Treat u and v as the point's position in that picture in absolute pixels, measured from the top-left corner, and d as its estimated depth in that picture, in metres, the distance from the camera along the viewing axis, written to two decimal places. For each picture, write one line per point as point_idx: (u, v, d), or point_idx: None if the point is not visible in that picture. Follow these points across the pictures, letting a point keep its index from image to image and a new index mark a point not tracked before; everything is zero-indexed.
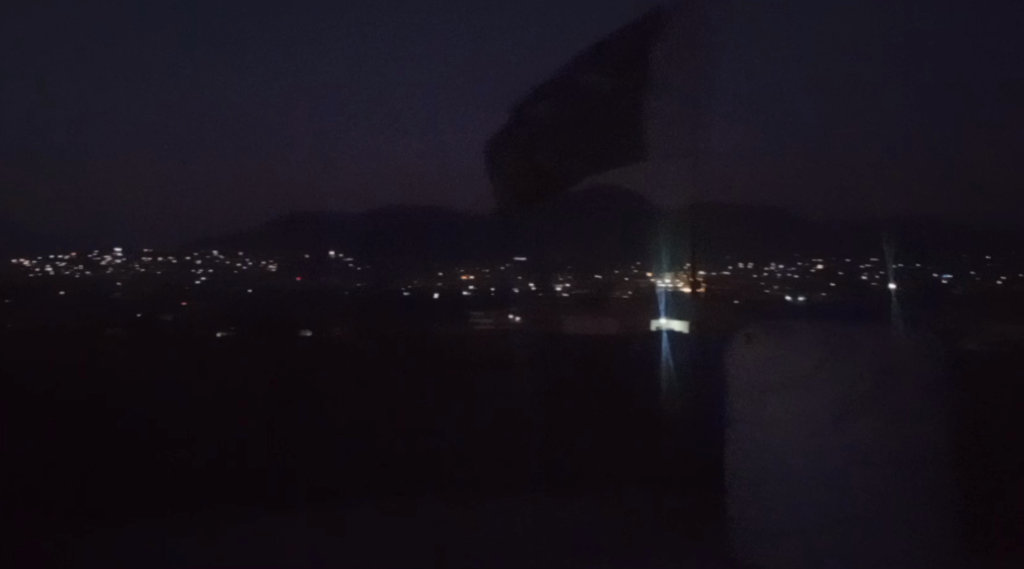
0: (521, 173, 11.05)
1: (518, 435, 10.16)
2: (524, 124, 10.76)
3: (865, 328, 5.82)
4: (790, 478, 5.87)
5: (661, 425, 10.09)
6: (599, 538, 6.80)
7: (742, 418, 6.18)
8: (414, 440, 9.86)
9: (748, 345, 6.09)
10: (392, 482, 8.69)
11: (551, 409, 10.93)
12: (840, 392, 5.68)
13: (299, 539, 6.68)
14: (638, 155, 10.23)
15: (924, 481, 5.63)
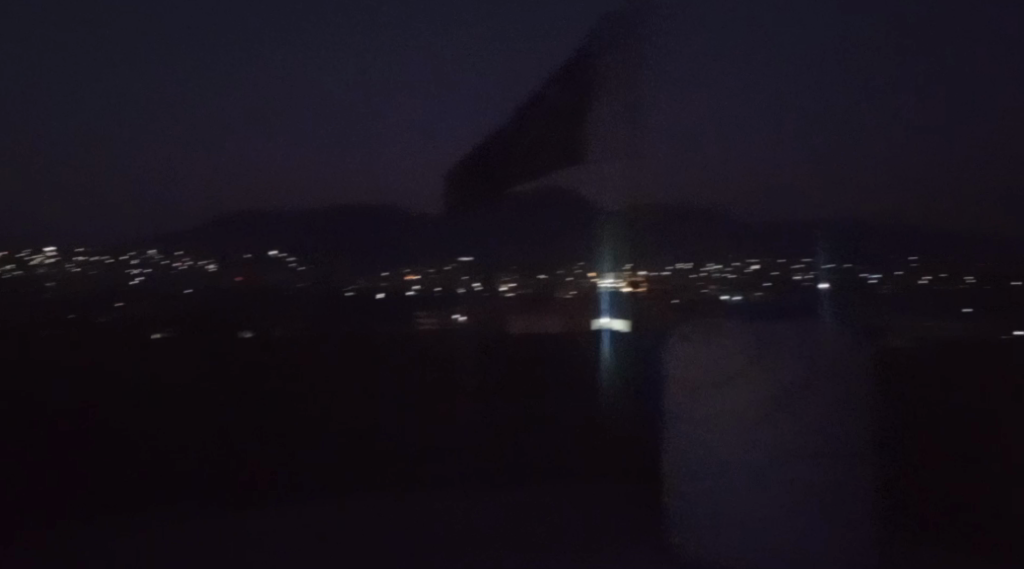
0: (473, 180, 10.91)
1: (468, 430, 10.36)
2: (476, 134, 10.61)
3: (794, 326, 6.08)
4: (722, 467, 6.12)
5: (612, 421, 10.23)
6: (547, 536, 6.94)
7: (681, 415, 6.40)
8: (367, 435, 9.96)
9: (685, 344, 6.29)
10: (347, 473, 8.78)
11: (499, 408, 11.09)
12: (769, 386, 5.96)
13: (255, 539, 6.68)
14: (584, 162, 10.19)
15: (844, 472, 5.94)
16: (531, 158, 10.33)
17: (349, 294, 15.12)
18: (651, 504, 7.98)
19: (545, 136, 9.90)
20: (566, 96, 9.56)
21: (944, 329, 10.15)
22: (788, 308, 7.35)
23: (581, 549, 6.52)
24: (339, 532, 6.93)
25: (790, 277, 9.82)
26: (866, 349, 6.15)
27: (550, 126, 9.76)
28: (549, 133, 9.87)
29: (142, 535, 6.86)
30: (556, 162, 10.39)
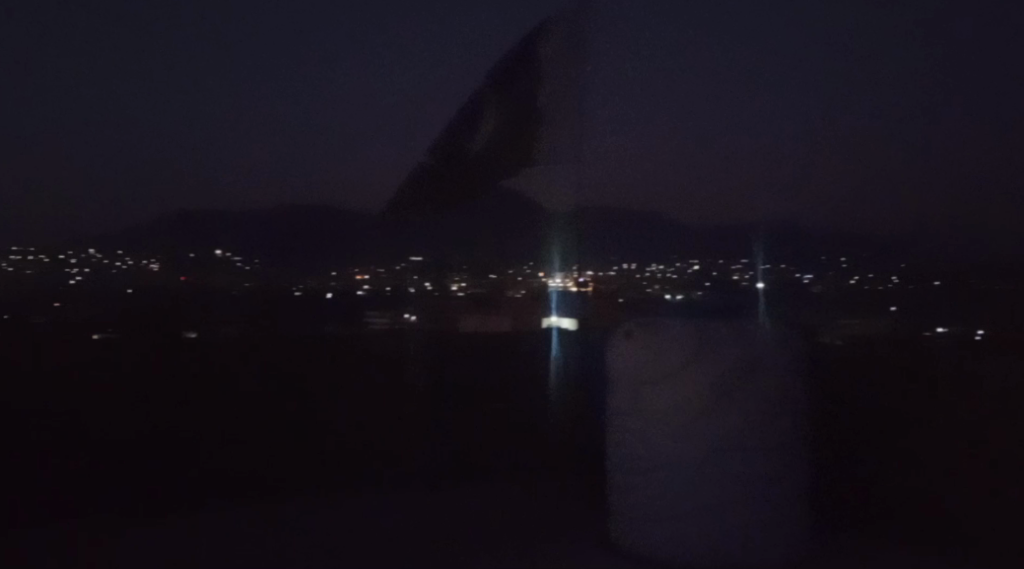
0: (424, 181, 11.02)
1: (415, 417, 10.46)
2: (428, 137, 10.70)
3: (730, 325, 6.36)
4: (663, 459, 6.43)
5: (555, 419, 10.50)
6: (492, 536, 7.17)
7: (624, 410, 6.69)
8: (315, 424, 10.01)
9: (627, 340, 6.60)
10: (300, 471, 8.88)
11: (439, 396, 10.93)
12: (707, 382, 6.26)
13: (215, 542, 6.79)
14: (534, 167, 10.36)
15: (776, 466, 6.32)
16: (480, 162, 10.45)
17: (297, 292, 14.42)
18: (595, 504, 8.23)
19: (492, 136, 10.07)
20: (514, 87, 9.56)
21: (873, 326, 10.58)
22: (726, 306, 7.65)
23: (528, 549, 6.75)
24: (300, 533, 7.09)
25: (729, 276, 10.00)
26: (796, 352, 6.47)
27: (501, 126, 9.94)
28: (497, 134, 10.05)
29: (101, 537, 6.93)
30: (506, 167, 10.55)
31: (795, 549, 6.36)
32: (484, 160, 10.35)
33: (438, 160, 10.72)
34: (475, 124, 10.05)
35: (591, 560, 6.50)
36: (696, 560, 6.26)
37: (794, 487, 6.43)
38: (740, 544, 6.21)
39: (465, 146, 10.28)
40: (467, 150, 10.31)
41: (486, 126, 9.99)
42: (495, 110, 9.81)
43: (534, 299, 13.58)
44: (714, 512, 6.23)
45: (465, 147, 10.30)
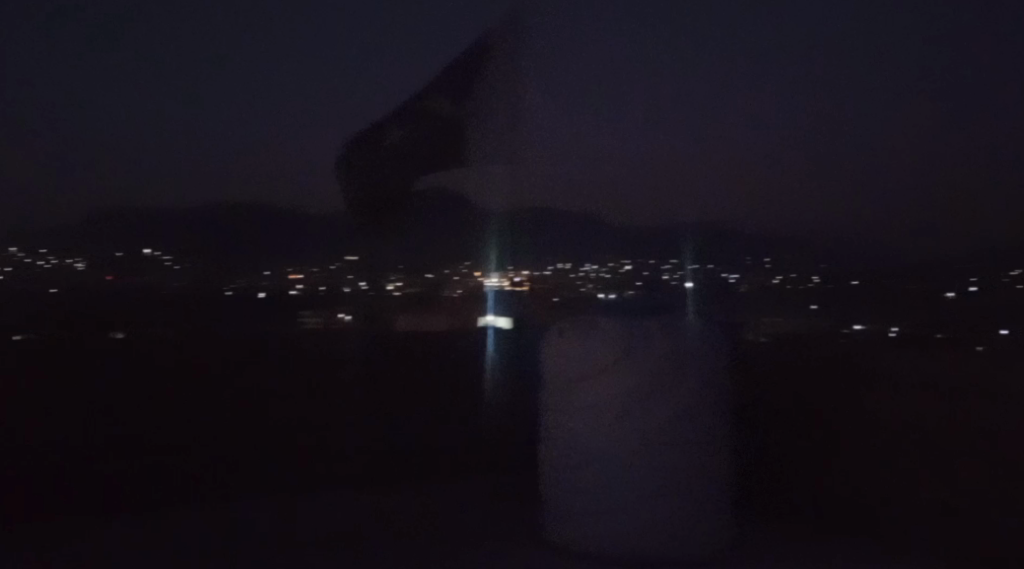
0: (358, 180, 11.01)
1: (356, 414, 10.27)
2: (365, 134, 10.64)
3: (653, 323, 6.55)
4: (591, 455, 6.59)
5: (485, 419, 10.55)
6: (424, 534, 7.25)
7: (557, 408, 6.85)
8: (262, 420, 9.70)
9: (560, 338, 6.76)
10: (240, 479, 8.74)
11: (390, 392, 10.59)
12: (635, 378, 6.44)
13: (141, 546, 6.72)
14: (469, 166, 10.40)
15: (697, 461, 6.51)
16: (414, 160, 10.47)
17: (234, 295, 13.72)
18: (525, 503, 8.32)
19: (423, 136, 10.19)
20: (452, 87, 9.83)
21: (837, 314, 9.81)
22: (654, 305, 7.79)
23: (461, 547, 6.84)
24: (230, 536, 7.07)
25: (660, 276, 10.11)
26: (718, 351, 6.67)
27: (431, 126, 10.05)
28: (428, 134, 10.14)
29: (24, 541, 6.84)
30: (440, 165, 10.58)
31: (714, 545, 6.54)
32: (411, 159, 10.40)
33: (372, 159, 10.79)
34: (412, 122, 10.11)
35: (521, 557, 6.62)
36: (619, 556, 6.43)
37: (716, 484, 6.63)
38: (659, 542, 6.38)
39: (394, 146, 10.34)
40: (395, 150, 10.37)
41: (420, 124, 10.12)
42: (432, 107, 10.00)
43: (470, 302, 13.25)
44: (639, 508, 6.41)
45: (396, 146, 10.36)
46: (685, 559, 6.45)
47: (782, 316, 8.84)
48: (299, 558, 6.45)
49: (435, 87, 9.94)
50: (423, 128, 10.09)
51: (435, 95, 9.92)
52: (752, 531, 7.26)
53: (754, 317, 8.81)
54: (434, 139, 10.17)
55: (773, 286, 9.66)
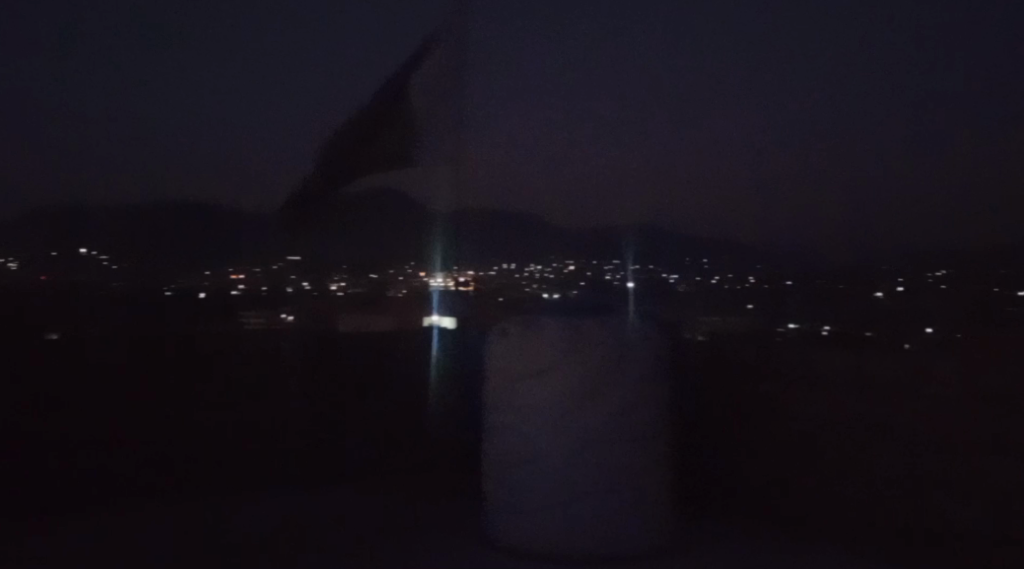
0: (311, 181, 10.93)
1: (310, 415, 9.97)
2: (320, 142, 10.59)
3: (598, 323, 6.68)
4: (533, 454, 6.67)
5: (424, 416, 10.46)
6: (367, 535, 7.28)
7: (500, 407, 6.92)
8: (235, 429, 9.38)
9: (504, 338, 6.84)
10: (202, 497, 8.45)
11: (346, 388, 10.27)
12: (575, 377, 6.52)
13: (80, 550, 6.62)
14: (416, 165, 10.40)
15: (635, 459, 6.66)
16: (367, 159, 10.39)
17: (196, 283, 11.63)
18: (467, 502, 8.39)
19: (389, 142, 10.13)
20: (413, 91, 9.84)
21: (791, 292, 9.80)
22: (596, 304, 7.93)
23: (404, 547, 6.87)
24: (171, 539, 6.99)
25: (602, 276, 10.24)
26: (659, 351, 6.83)
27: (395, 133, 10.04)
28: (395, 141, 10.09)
29: None
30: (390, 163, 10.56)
31: (649, 541, 6.68)
32: (380, 162, 10.29)
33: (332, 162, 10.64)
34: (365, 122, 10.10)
35: (463, 555, 6.68)
36: (560, 553, 6.54)
37: (653, 481, 6.78)
38: (598, 538, 6.51)
39: (366, 151, 10.25)
40: (365, 155, 10.28)
41: (382, 130, 10.07)
42: (381, 107, 9.97)
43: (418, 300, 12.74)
44: (578, 506, 6.52)
45: (367, 152, 10.26)
46: (623, 555, 6.58)
47: (719, 314, 8.97)
48: (240, 559, 6.44)
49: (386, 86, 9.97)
50: (372, 128, 10.09)
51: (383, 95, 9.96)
52: (687, 526, 7.42)
53: (692, 315, 8.99)
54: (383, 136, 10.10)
55: (710, 285, 9.86)
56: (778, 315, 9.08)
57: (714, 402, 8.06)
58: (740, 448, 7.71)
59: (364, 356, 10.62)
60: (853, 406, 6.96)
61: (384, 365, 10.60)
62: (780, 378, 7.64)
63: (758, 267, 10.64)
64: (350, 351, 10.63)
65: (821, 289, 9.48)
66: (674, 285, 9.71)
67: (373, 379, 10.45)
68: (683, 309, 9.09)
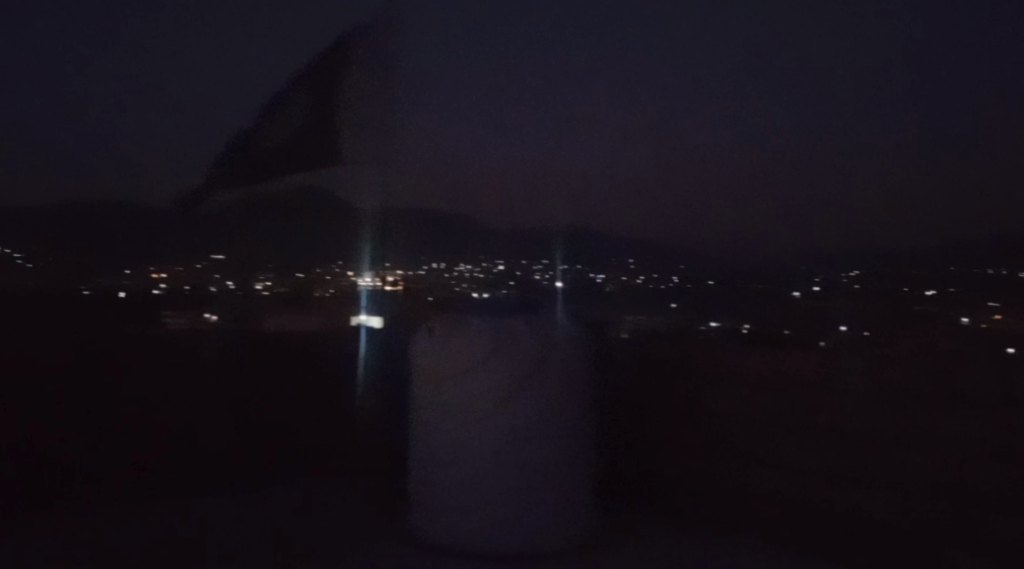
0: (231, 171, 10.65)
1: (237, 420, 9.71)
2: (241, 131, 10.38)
3: (521, 323, 6.74)
4: (456, 455, 6.68)
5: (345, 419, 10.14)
6: (290, 536, 7.20)
7: (424, 407, 6.91)
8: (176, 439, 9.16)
9: (430, 337, 6.83)
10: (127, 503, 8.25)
11: (272, 390, 10.03)
12: (499, 377, 6.54)
13: None
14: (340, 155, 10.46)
15: (556, 458, 6.71)
16: (293, 152, 10.22)
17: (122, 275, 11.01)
18: (392, 502, 8.34)
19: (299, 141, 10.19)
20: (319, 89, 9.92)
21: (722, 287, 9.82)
22: (522, 302, 7.98)
23: (330, 548, 6.82)
24: (86, 543, 6.82)
25: (531, 276, 10.27)
26: (583, 352, 6.91)
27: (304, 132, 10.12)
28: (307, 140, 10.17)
29: None
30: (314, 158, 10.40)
31: (571, 539, 6.75)
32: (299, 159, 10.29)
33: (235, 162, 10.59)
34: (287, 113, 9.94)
35: (386, 555, 6.66)
36: (481, 551, 6.57)
37: (573, 478, 6.85)
38: (520, 536, 6.56)
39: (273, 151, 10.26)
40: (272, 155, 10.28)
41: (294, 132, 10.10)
42: (304, 97, 9.94)
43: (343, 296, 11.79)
44: (500, 505, 6.55)
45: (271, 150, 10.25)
46: (544, 552, 6.63)
47: (644, 313, 9.05)
48: (158, 562, 6.33)
49: (310, 77, 9.98)
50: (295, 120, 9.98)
51: (307, 86, 9.95)
52: (609, 522, 7.51)
53: (618, 313, 9.10)
54: (309, 126, 10.08)
55: (636, 285, 9.99)
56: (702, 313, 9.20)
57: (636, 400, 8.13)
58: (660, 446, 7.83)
59: (291, 355, 10.31)
60: (766, 403, 7.12)
61: (311, 365, 10.31)
62: (692, 373, 7.77)
63: (684, 267, 10.81)
64: (278, 352, 10.26)
65: (746, 288, 9.62)
66: (601, 284, 9.76)
67: (298, 379, 10.17)
68: (609, 308, 9.19)
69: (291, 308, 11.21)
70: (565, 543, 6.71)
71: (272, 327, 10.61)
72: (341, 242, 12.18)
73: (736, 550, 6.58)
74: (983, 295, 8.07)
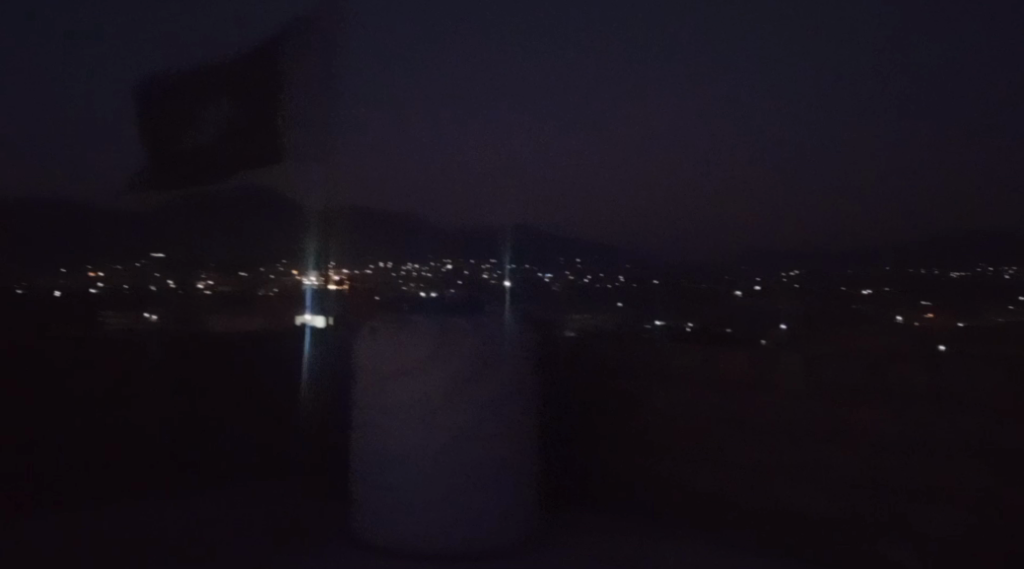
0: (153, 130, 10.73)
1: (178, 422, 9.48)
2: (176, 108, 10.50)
3: (464, 323, 6.71)
4: (397, 455, 6.64)
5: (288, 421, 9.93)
6: (229, 537, 7.10)
7: (365, 407, 6.86)
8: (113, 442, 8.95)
9: (372, 337, 6.77)
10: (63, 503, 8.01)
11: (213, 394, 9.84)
12: (442, 378, 6.51)
13: None
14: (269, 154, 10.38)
15: (498, 458, 6.67)
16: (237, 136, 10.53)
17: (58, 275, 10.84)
18: (334, 504, 8.22)
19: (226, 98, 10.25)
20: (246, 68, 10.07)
21: (668, 287, 9.86)
22: (467, 301, 7.94)
23: (268, 549, 6.74)
24: (16, 548, 6.64)
25: (479, 276, 10.21)
26: (527, 353, 6.90)
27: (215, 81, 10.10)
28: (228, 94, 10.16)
29: None
30: (250, 147, 10.55)
31: (512, 538, 6.73)
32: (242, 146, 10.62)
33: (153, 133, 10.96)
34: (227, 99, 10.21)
35: (327, 556, 6.59)
36: (423, 550, 6.53)
37: (518, 477, 6.83)
38: (459, 535, 6.52)
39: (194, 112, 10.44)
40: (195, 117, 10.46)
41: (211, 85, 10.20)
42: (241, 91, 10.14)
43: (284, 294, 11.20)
44: (440, 504, 6.51)
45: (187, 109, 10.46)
46: (487, 551, 6.61)
47: (591, 313, 9.06)
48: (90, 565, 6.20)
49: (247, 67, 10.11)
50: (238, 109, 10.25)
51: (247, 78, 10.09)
52: (553, 520, 7.53)
53: (564, 313, 9.11)
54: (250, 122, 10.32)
55: (582, 284, 10.00)
56: (647, 313, 9.24)
57: (581, 401, 8.13)
58: (605, 445, 7.85)
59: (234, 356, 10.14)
60: (706, 403, 7.22)
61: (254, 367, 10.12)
62: (636, 373, 7.81)
63: (632, 268, 10.85)
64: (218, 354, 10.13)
65: (692, 288, 9.66)
66: (548, 284, 9.75)
67: (240, 381, 9.99)
68: (556, 307, 9.20)
69: (235, 307, 11.00)
70: (506, 541, 6.68)
71: (214, 326, 10.40)
72: (287, 242, 11.98)
73: (677, 546, 6.64)
74: (916, 295, 8.25)
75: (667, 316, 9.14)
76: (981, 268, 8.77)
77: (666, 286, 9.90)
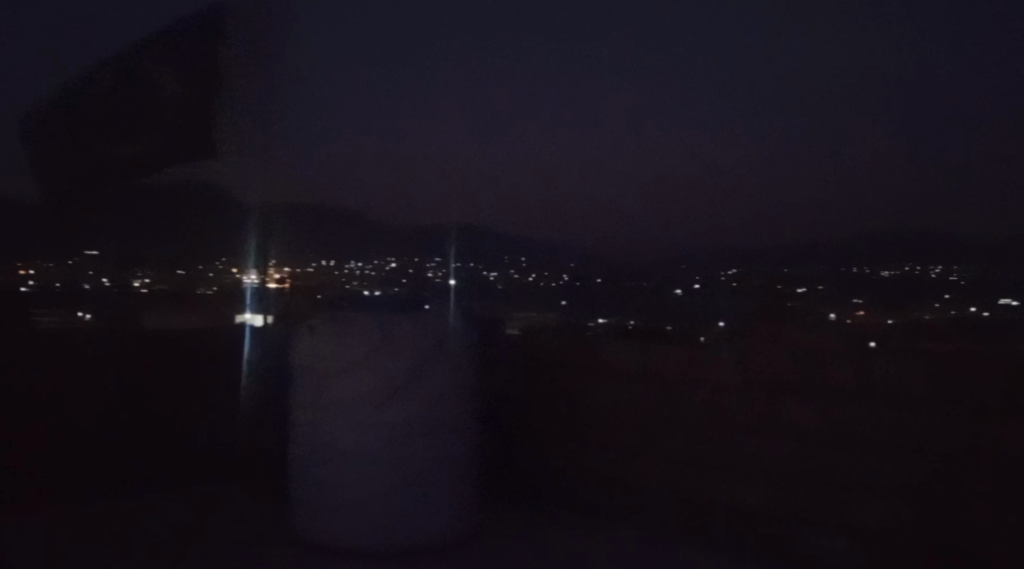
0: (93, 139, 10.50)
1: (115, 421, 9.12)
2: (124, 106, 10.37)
3: (407, 320, 6.69)
4: (337, 455, 6.57)
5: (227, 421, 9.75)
6: (166, 539, 6.95)
7: (306, 407, 6.77)
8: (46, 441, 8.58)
9: (312, 335, 6.70)
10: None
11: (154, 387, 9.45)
12: (382, 376, 6.47)
13: None
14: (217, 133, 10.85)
15: (440, 456, 6.65)
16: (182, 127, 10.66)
17: None
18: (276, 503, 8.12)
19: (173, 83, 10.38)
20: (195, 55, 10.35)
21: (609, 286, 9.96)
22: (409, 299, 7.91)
23: (205, 550, 6.61)
24: None
25: (423, 273, 10.18)
26: (470, 350, 6.90)
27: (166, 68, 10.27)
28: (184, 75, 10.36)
29: None
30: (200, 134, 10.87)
31: (454, 534, 6.71)
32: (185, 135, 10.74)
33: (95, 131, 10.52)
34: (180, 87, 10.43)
35: (268, 555, 6.50)
36: (362, 549, 6.47)
37: (460, 474, 6.82)
38: (399, 533, 6.46)
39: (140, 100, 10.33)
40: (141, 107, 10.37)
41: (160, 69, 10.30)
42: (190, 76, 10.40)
43: (225, 292, 11.05)
44: (381, 502, 6.46)
45: (141, 96, 10.33)
46: (429, 548, 6.59)
47: (533, 310, 9.09)
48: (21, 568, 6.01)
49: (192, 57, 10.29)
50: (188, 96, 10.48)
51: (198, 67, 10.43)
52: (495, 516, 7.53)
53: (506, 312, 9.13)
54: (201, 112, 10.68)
55: (526, 282, 10.03)
56: (589, 311, 9.31)
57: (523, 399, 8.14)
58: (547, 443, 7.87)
59: (176, 349, 9.75)
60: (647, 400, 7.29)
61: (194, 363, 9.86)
62: (578, 370, 7.86)
63: (575, 267, 10.92)
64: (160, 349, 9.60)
65: (633, 287, 9.76)
66: (491, 283, 9.76)
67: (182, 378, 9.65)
68: (499, 305, 9.21)
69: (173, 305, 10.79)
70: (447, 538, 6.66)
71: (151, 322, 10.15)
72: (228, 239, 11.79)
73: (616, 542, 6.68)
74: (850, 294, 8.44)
75: (608, 314, 9.21)
76: (907, 267, 9.11)
77: (607, 285, 10.00)
